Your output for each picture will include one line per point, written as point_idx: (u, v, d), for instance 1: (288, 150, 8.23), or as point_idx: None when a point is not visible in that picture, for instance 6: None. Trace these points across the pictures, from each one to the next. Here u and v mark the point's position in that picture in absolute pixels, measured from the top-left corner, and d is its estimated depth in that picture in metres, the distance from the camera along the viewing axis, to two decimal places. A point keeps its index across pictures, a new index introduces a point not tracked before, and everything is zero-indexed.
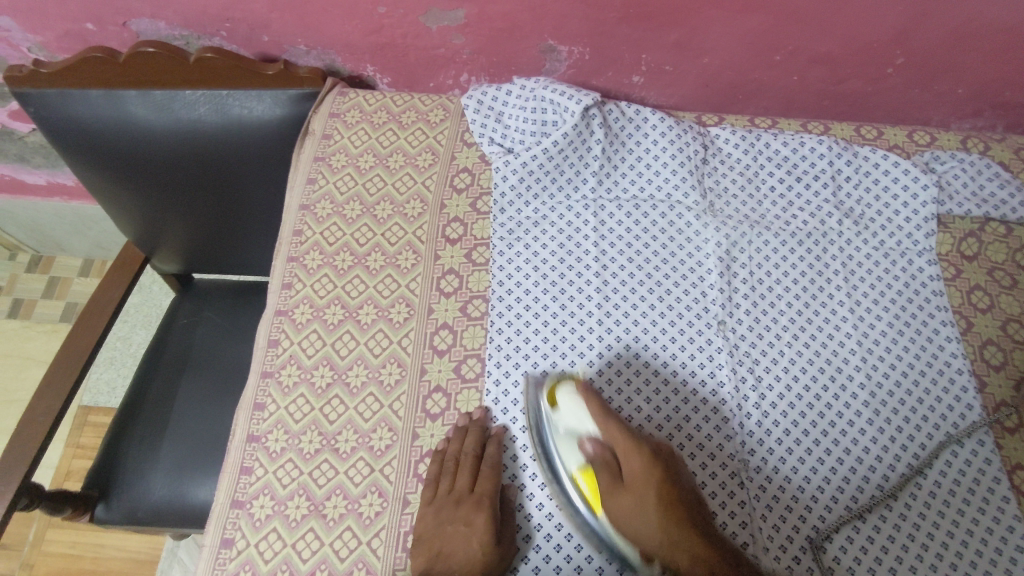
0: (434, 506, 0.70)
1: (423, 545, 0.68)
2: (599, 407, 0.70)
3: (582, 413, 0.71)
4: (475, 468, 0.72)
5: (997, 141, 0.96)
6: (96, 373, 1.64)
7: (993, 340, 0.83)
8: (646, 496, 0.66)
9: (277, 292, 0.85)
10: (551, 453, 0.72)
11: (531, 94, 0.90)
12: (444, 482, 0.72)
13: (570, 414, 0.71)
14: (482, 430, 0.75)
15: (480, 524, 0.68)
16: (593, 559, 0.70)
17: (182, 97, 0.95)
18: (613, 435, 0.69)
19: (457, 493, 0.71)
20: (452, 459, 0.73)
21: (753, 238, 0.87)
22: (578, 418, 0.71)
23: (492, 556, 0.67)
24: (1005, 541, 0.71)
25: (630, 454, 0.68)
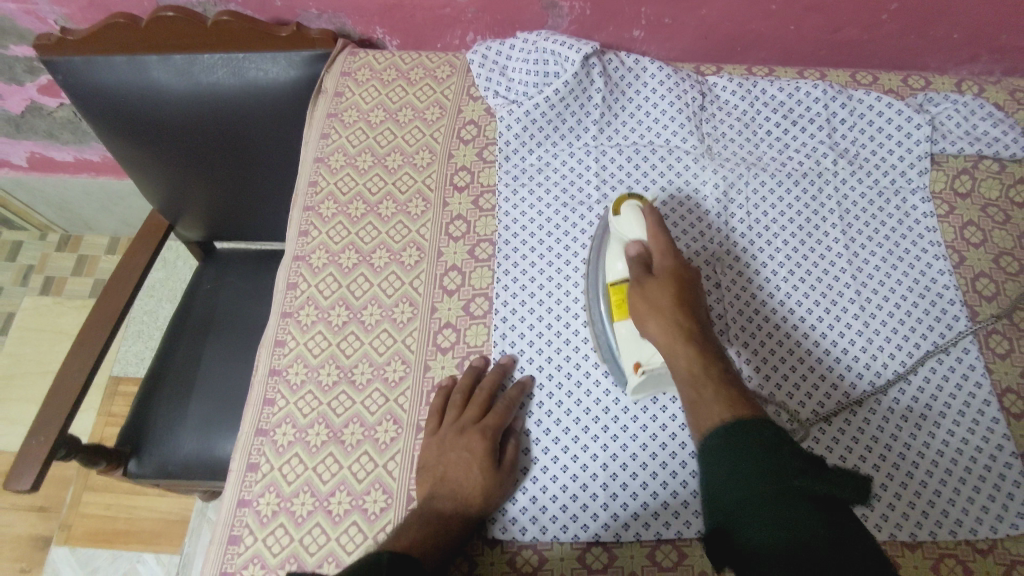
0: (438, 435, 0.73)
1: (426, 471, 0.71)
2: (654, 221, 0.72)
3: (634, 222, 0.73)
4: (483, 402, 0.75)
5: (992, 83, 0.98)
6: (126, 345, 1.71)
7: (985, 272, 0.85)
8: (658, 303, 0.67)
9: (294, 239, 0.89)
10: (598, 269, 0.78)
11: (533, 47, 0.92)
12: (449, 412, 0.75)
13: (625, 223, 0.74)
14: (496, 370, 0.77)
15: (481, 451, 0.70)
16: (588, 488, 0.73)
17: (201, 60, 1.00)
18: (656, 241, 0.71)
19: (461, 423, 0.73)
20: (460, 393, 0.76)
21: (750, 179, 0.90)
22: (630, 223, 0.74)
23: (490, 481, 0.69)
24: (995, 458, 0.75)
25: (664, 254, 0.70)
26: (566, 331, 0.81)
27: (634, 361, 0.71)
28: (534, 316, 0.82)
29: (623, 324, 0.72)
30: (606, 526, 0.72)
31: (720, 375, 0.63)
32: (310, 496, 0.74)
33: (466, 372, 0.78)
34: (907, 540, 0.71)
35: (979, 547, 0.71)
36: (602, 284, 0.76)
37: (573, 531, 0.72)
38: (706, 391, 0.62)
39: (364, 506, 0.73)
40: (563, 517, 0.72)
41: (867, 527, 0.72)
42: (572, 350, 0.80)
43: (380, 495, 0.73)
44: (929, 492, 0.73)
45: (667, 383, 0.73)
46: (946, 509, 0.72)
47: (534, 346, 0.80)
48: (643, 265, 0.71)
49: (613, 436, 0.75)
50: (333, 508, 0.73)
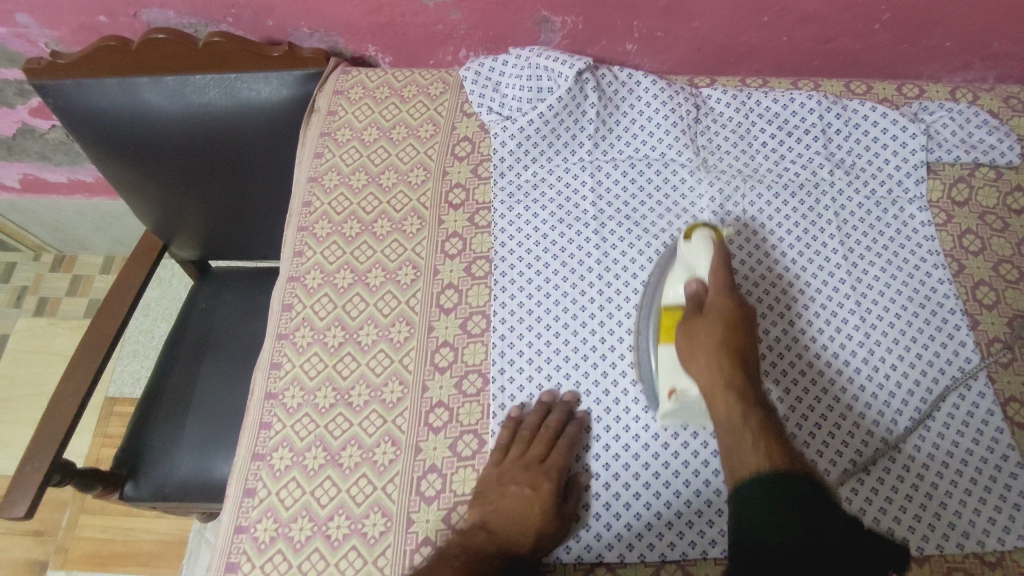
0: (501, 468, 0.72)
1: (481, 501, 0.70)
2: (720, 258, 0.72)
3: (700, 252, 0.73)
4: (550, 440, 0.73)
5: (986, 90, 0.97)
6: (121, 365, 1.70)
7: (985, 280, 0.85)
8: (705, 342, 0.67)
9: (289, 259, 0.89)
10: (656, 294, 0.78)
11: (526, 63, 0.93)
12: (515, 448, 0.73)
13: (690, 251, 0.74)
14: (562, 407, 0.76)
15: (545, 492, 0.69)
16: (590, 508, 0.72)
17: (193, 82, 0.99)
18: (716, 281, 0.71)
19: (528, 460, 0.72)
20: (529, 428, 0.74)
21: (746, 191, 0.89)
22: (695, 253, 0.74)
23: (549, 527, 0.68)
24: (1000, 469, 0.74)
25: (721, 294, 0.70)
26: (566, 349, 0.80)
27: (668, 387, 0.70)
28: (532, 334, 0.81)
29: (667, 345, 0.72)
30: (609, 546, 0.71)
31: (758, 423, 0.62)
32: (309, 521, 0.73)
33: (532, 407, 0.76)
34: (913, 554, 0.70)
35: (987, 561, 0.70)
36: (656, 307, 0.77)
37: (576, 552, 0.71)
38: (743, 437, 0.61)
39: (364, 530, 0.72)
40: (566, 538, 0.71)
41: None
42: (572, 367, 0.79)
43: (379, 518, 0.72)
44: (935, 506, 0.72)
45: (699, 416, 0.72)
46: (951, 522, 0.71)
47: (533, 364, 0.79)
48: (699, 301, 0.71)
49: (613, 455, 0.75)
50: (331, 532, 0.72)
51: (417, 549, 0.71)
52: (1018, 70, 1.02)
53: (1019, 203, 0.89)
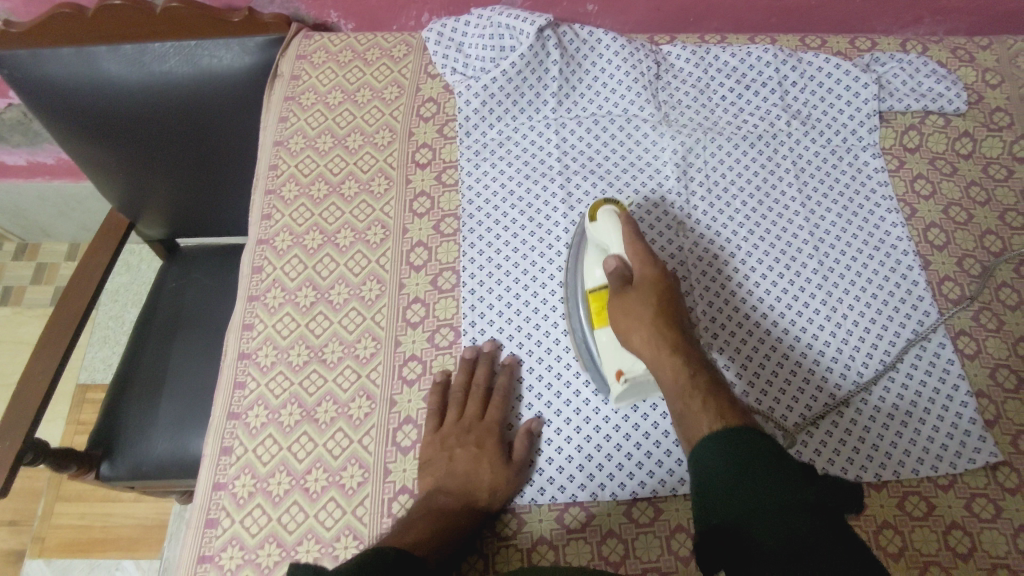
0: (442, 432, 0.73)
1: (430, 467, 0.71)
2: (630, 229, 0.71)
3: (611, 229, 0.72)
4: (484, 397, 0.76)
5: (935, 42, 1.01)
6: (92, 352, 1.67)
7: (936, 223, 0.88)
8: (641, 314, 0.66)
9: (257, 223, 0.89)
10: (577, 278, 0.77)
11: (488, 21, 0.93)
12: (450, 412, 0.75)
13: (602, 229, 0.73)
14: (488, 361, 0.78)
15: (490, 448, 0.72)
16: (563, 450, 0.74)
17: (152, 49, 0.99)
18: (634, 253, 0.70)
19: (466, 422, 0.74)
20: (461, 391, 0.76)
21: (707, 144, 0.91)
22: (606, 231, 0.73)
23: (502, 477, 0.70)
24: (952, 399, 0.77)
25: (645, 265, 0.69)
26: (535, 300, 0.82)
27: (615, 369, 0.70)
28: (501, 287, 0.82)
29: (602, 330, 0.71)
30: (582, 486, 0.72)
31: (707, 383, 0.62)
32: (286, 475, 0.74)
33: (459, 367, 0.78)
34: (872, 480, 0.74)
35: (940, 483, 0.74)
36: (581, 293, 0.76)
37: (550, 492, 0.72)
38: (693, 399, 0.61)
39: (341, 481, 0.73)
40: (540, 480, 0.73)
41: (832, 471, 0.74)
42: (541, 318, 0.81)
43: (356, 469, 0.73)
44: (890, 435, 0.76)
45: (651, 389, 0.72)
46: (907, 449, 0.75)
47: (503, 316, 0.81)
48: (623, 275, 0.70)
49: (585, 399, 0.76)
50: (309, 485, 0.73)
51: (395, 497, 0.72)
52: (965, 22, 1.05)
53: (966, 148, 0.93)
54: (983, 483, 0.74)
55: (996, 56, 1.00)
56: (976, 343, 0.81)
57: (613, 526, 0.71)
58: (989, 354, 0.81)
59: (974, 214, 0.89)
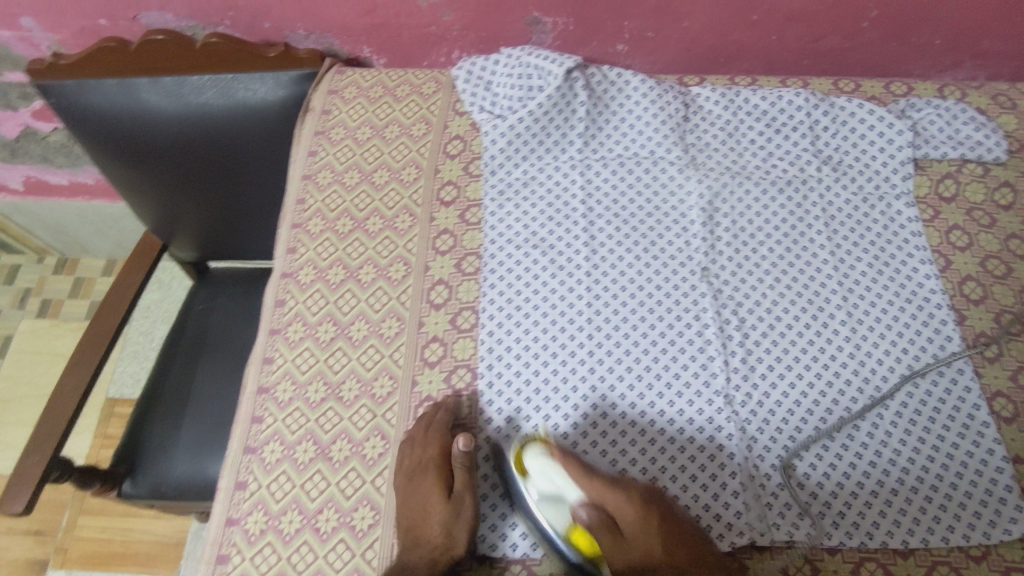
0: (402, 480, 0.73)
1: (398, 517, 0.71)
2: (577, 469, 0.68)
3: (559, 476, 0.68)
4: (436, 437, 0.74)
5: (974, 88, 0.98)
6: (121, 366, 1.71)
7: (972, 276, 0.85)
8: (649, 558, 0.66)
9: (282, 256, 0.89)
10: (535, 520, 0.69)
11: (518, 62, 0.94)
12: (408, 455, 0.74)
13: (545, 480, 0.68)
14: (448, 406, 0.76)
15: (433, 488, 0.71)
16: None
17: (190, 82, 1.01)
18: (593, 483, 0.67)
19: (405, 469, 0.74)
20: (406, 439, 0.75)
21: (734, 188, 0.90)
22: (547, 476, 0.68)
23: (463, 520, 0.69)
24: (986, 464, 0.74)
25: (614, 490, 0.67)
26: (554, 344, 0.81)
27: None
28: (519, 329, 0.82)
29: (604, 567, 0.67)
30: None
31: None
32: (298, 514, 0.74)
33: (419, 420, 0.76)
34: (899, 548, 0.71)
35: (972, 554, 0.70)
36: (549, 532, 0.68)
37: None
38: None
39: (352, 522, 0.73)
40: None
41: (857, 536, 0.71)
42: (559, 363, 0.80)
43: (368, 511, 0.73)
44: (920, 501, 0.72)
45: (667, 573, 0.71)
46: (937, 517, 0.72)
47: (520, 359, 0.80)
48: (603, 518, 0.67)
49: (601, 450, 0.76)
50: (320, 525, 0.73)
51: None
52: (1008, 67, 1.02)
53: (1007, 199, 0.90)
54: (1020, 556, 0.70)
55: None
56: (1014, 406, 0.78)
57: None
58: None
59: (1014, 268, 0.85)
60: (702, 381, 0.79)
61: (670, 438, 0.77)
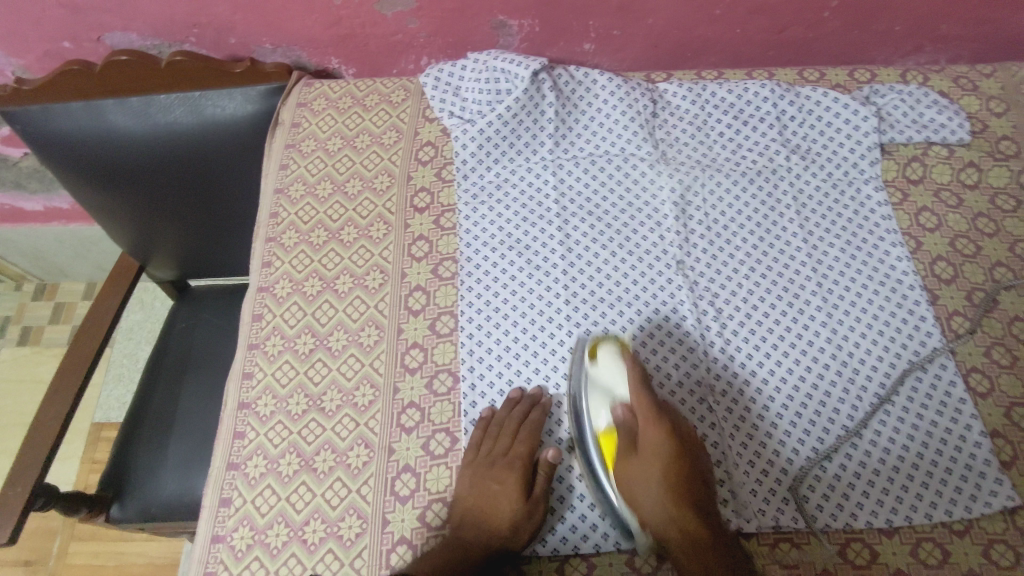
0: (470, 467, 0.74)
1: (459, 500, 0.72)
2: (638, 373, 0.72)
3: (617, 373, 0.73)
4: (512, 431, 0.75)
5: (936, 72, 0.99)
6: (106, 390, 1.69)
7: (943, 256, 0.86)
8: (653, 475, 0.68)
9: (258, 270, 0.89)
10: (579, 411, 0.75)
11: (484, 66, 0.95)
12: (486, 443, 0.75)
13: (607, 372, 0.74)
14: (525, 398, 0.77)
15: (514, 486, 0.72)
16: (565, 500, 0.74)
17: (158, 101, 1.01)
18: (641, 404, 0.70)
19: (494, 456, 0.74)
20: (491, 423, 0.76)
21: (705, 181, 0.91)
22: (611, 375, 0.74)
23: (522, 514, 0.70)
24: (965, 439, 0.75)
25: (651, 422, 0.69)
26: (534, 344, 0.81)
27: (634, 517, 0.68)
28: (499, 331, 0.82)
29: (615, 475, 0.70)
30: (585, 537, 0.71)
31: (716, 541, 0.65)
32: (285, 526, 0.73)
33: (502, 405, 0.78)
34: (883, 527, 0.71)
35: (955, 529, 0.71)
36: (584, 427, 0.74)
37: (553, 544, 0.71)
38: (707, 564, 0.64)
39: (339, 533, 0.72)
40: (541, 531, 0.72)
41: (842, 518, 0.72)
42: (540, 362, 0.80)
43: (354, 520, 0.73)
44: (902, 479, 0.73)
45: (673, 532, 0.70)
46: (920, 495, 0.72)
47: (501, 360, 0.81)
48: (632, 425, 0.71)
49: None
50: (307, 537, 0.72)
51: (428, 507, 0.73)
52: (968, 50, 1.04)
53: (972, 178, 0.91)
54: (1002, 528, 0.71)
55: (1000, 84, 0.98)
56: (989, 381, 0.79)
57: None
58: (1003, 392, 0.78)
59: (982, 246, 0.87)
60: (683, 372, 0.80)
61: None
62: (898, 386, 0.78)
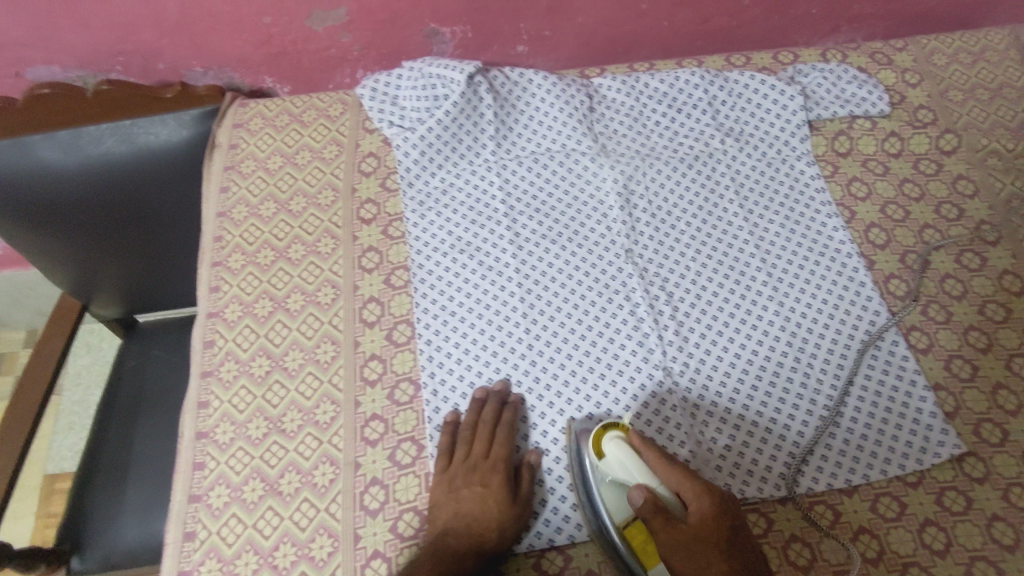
0: (448, 475, 0.73)
1: (439, 508, 0.71)
2: (651, 458, 0.66)
3: (628, 461, 0.66)
4: (488, 435, 0.75)
5: (853, 49, 1.04)
6: (58, 440, 1.62)
7: (876, 223, 0.90)
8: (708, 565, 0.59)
9: (204, 296, 0.87)
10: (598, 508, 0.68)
11: (419, 73, 0.95)
12: (460, 449, 0.74)
13: (615, 461, 0.67)
14: (495, 398, 0.77)
15: (496, 485, 0.71)
16: (537, 495, 0.74)
17: (87, 132, 0.98)
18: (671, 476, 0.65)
19: (473, 460, 0.73)
20: (466, 429, 0.76)
21: (646, 170, 0.93)
22: (621, 464, 0.66)
23: (508, 514, 0.70)
24: (910, 395, 0.79)
25: (689, 498, 0.63)
26: (493, 343, 0.82)
27: None
28: (457, 334, 0.82)
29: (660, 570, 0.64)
30: (559, 530, 0.72)
31: None
32: (254, 554, 0.71)
33: (467, 410, 0.77)
34: (842, 487, 0.74)
35: (910, 481, 0.74)
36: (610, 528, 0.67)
37: (528, 541, 0.71)
38: None
39: (311, 554, 0.71)
40: None
41: (804, 483, 0.74)
42: (501, 360, 0.81)
43: (326, 540, 0.72)
44: (856, 439, 0.76)
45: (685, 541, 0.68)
46: (873, 452, 0.75)
47: (461, 363, 0.81)
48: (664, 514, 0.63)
49: (552, 439, 0.77)
50: (278, 562, 0.71)
51: (399, 518, 0.73)
52: (881, 28, 1.10)
53: (896, 147, 0.96)
54: (951, 476, 0.75)
55: (912, 56, 1.03)
56: (928, 337, 0.82)
57: (591, 566, 0.70)
58: (942, 346, 0.82)
59: (911, 211, 0.91)
60: (642, 357, 0.81)
61: (618, 417, 0.78)
62: (844, 351, 0.81)
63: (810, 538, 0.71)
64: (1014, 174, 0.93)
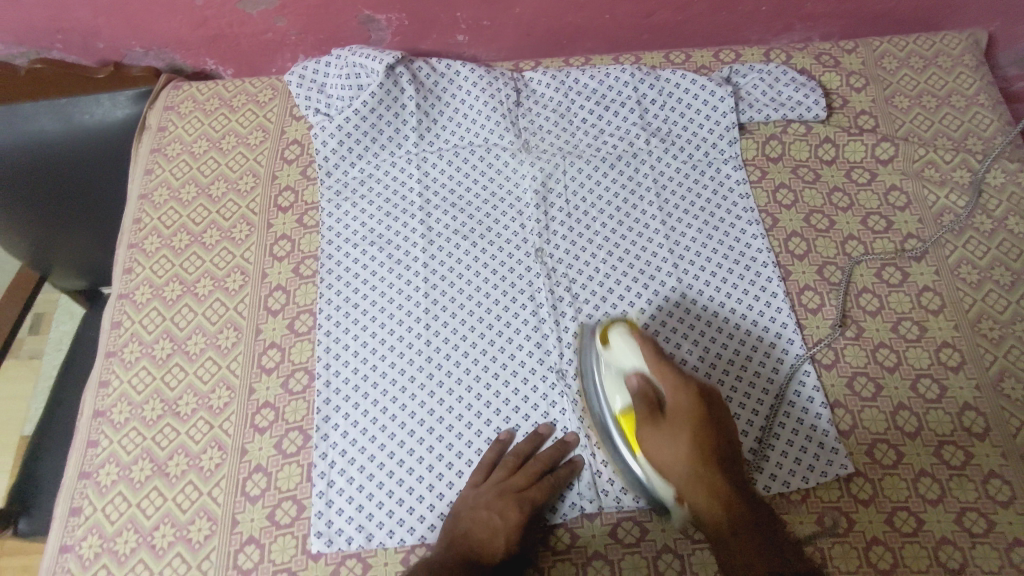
0: (477, 491, 0.72)
1: (453, 519, 0.70)
2: (654, 353, 0.70)
3: (630, 353, 0.71)
4: (532, 473, 0.73)
5: (799, 49, 1.00)
6: (36, 403, 1.43)
7: (797, 232, 0.88)
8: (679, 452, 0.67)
9: (118, 277, 0.89)
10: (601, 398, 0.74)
11: (345, 62, 0.94)
12: (499, 472, 0.73)
13: (620, 352, 0.72)
14: (555, 446, 0.75)
15: (514, 521, 0.69)
16: (415, 492, 0.74)
17: (24, 111, 1.01)
18: (663, 378, 0.69)
19: (504, 486, 0.71)
20: (514, 457, 0.74)
21: (566, 168, 0.92)
22: (625, 354, 0.71)
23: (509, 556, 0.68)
24: (806, 411, 0.77)
25: (681, 392, 0.68)
26: (390, 337, 0.82)
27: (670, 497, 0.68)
28: (356, 326, 0.82)
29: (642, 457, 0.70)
30: (432, 526, 0.73)
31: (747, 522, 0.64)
32: (134, 532, 0.73)
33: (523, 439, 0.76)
34: None
35: (792, 499, 0.73)
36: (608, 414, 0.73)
37: (399, 536, 0.72)
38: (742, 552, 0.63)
39: (188, 536, 0.73)
40: (389, 523, 0.73)
41: None
42: (397, 355, 0.81)
43: (204, 522, 0.73)
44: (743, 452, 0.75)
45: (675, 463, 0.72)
46: (759, 466, 0.75)
47: (356, 356, 0.81)
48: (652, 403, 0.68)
49: (436, 436, 0.77)
50: (156, 542, 0.73)
51: (277, 505, 0.74)
52: (838, 27, 1.05)
53: (830, 154, 0.93)
54: (836, 496, 0.73)
55: (861, 59, 0.99)
56: (833, 353, 0.80)
57: None
58: (847, 363, 0.80)
59: (835, 220, 0.88)
60: (538, 358, 0.80)
61: (507, 417, 0.78)
62: (745, 362, 0.80)
63: (682, 549, 0.71)
64: (949, 187, 0.89)
